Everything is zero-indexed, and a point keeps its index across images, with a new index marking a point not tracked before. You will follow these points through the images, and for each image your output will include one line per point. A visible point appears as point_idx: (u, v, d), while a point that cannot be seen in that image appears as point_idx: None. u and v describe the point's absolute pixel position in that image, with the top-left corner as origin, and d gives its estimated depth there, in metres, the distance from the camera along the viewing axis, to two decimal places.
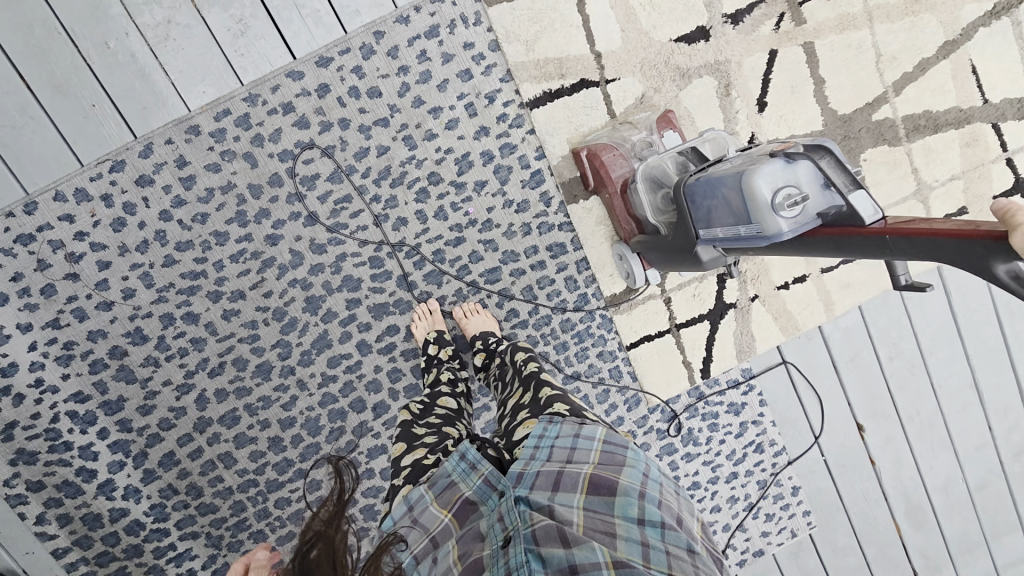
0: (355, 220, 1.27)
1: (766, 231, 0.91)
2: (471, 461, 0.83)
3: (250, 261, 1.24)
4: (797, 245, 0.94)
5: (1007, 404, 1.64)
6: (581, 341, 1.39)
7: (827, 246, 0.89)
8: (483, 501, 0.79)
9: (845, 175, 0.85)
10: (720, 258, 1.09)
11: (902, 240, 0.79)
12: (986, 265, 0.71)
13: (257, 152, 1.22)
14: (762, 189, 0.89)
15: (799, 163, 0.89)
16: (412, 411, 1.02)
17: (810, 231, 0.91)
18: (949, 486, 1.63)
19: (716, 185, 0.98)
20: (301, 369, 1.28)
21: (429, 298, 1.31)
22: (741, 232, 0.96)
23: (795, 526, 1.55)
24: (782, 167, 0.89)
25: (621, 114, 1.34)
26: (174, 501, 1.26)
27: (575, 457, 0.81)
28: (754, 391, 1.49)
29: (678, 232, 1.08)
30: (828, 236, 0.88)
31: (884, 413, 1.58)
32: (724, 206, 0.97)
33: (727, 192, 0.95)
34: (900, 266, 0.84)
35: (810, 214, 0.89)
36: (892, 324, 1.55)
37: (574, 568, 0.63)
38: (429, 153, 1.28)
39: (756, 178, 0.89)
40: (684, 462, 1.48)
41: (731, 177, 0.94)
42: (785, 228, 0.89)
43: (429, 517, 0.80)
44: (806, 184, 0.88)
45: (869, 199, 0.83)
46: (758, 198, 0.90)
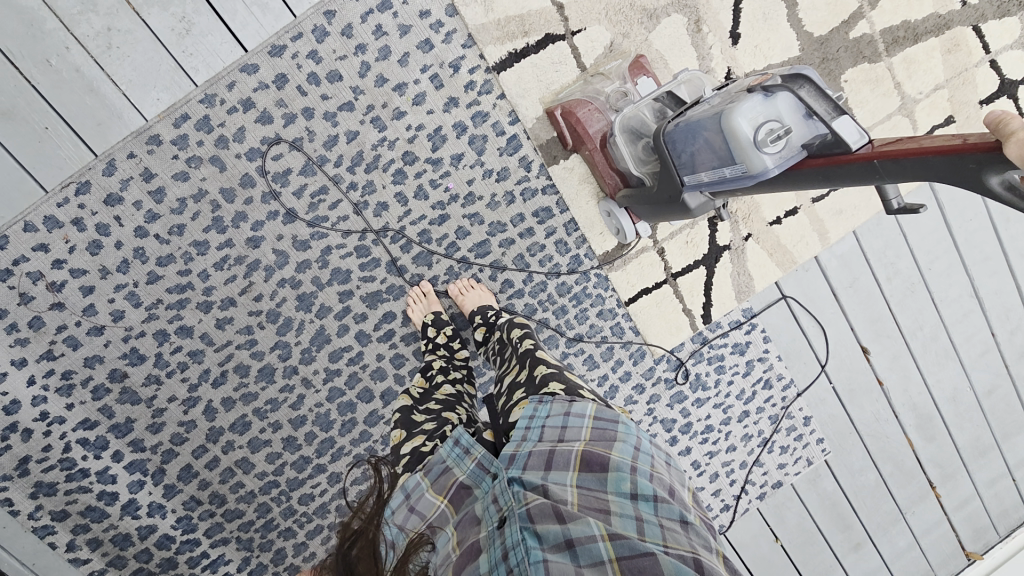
0: (334, 211, 1.24)
1: (751, 169, 0.88)
2: (464, 446, 0.84)
3: (235, 267, 1.22)
4: (782, 182, 0.92)
5: (1008, 308, 1.65)
6: (580, 303, 1.38)
7: (817, 178, 0.87)
8: (478, 484, 0.81)
9: (826, 102, 0.83)
10: (707, 202, 1.06)
11: (891, 163, 0.76)
12: (978, 178, 0.70)
13: (223, 155, 1.18)
14: (744, 127, 0.86)
15: (777, 94, 0.86)
16: (413, 396, 1.03)
17: (796, 164, 0.88)
18: (957, 396, 1.66)
19: (697, 129, 0.95)
20: (304, 368, 1.28)
21: (421, 281, 1.30)
22: (726, 173, 0.93)
23: (810, 454, 1.58)
24: (761, 101, 0.86)
25: (591, 66, 1.29)
26: (200, 512, 1.27)
27: (567, 435, 0.82)
28: (757, 330, 1.49)
29: (663, 181, 1.04)
30: (816, 168, 0.86)
31: (887, 332, 1.58)
32: (708, 151, 0.95)
33: (708, 135, 0.93)
34: (890, 190, 0.83)
35: (795, 146, 0.87)
36: (887, 244, 1.54)
37: (570, 542, 0.65)
38: (401, 132, 1.24)
39: (736, 116, 0.86)
40: (695, 408, 1.49)
41: (710, 118, 0.91)
42: (771, 164, 0.87)
43: (426, 505, 0.80)
44: (787, 115, 0.86)
45: (853, 125, 0.81)
46: (740, 137, 0.87)
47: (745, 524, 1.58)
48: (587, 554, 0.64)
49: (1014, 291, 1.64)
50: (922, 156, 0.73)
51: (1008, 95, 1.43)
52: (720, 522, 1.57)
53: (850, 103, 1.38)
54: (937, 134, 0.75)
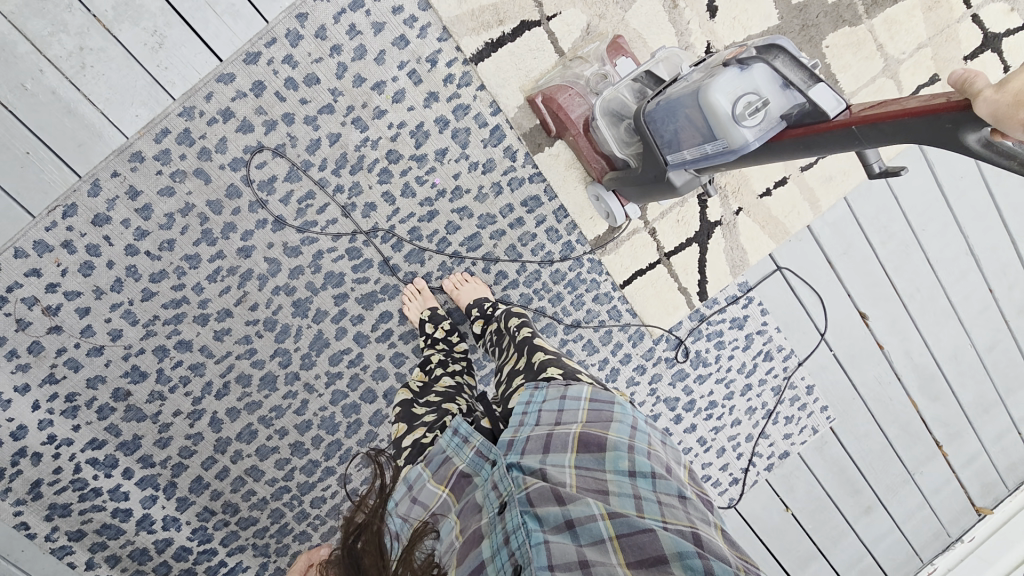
0: (323, 215, 1.24)
1: (732, 144, 0.88)
2: (463, 435, 0.84)
3: (229, 277, 1.22)
4: (764, 154, 0.91)
5: (1005, 263, 1.65)
6: (575, 289, 1.38)
7: (798, 149, 0.86)
8: (477, 472, 0.82)
9: (801, 71, 0.83)
10: (691, 178, 1.05)
11: (869, 129, 0.76)
12: (955, 138, 0.70)
13: (207, 167, 1.18)
14: (722, 102, 0.86)
15: (753, 67, 0.85)
16: (412, 390, 1.04)
17: (777, 136, 0.88)
18: (958, 353, 1.66)
19: (676, 107, 0.94)
20: (305, 373, 1.28)
21: (415, 278, 1.30)
22: (708, 150, 0.93)
23: (815, 422, 1.60)
24: (737, 75, 0.85)
25: (570, 50, 1.28)
26: (214, 522, 1.29)
27: (564, 418, 0.83)
28: (754, 303, 1.50)
29: (647, 162, 1.04)
30: (797, 138, 0.85)
31: (884, 296, 1.58)
32: (689, 129, 0.94)
33: (688, 112, 0.92)
34: (871, 153, 0.83)
35: (774, 117, 0.87)
36: (879, 207, 1.53)
37: (570, 523, 0.67)
38: (383, 131, 1.23)
39: (714, 92, 0.85)
40: (697, 385, 1.50)
41: (689, 96, 0.90)
42: (751, 138, 0.86)
43: (428, 495, 0.81)
44: (765, 87, 0.85)
45: (829, 94, 0.81)
46: (719, 113, 0.86)
47: (755, 496, 1.60)
48: (587, 534, 0.65)
49: (1009, 247, 1.64)
50: (900, 120, 0.73)
51: (992, 49, 1.42)
52: (730, 495, 1.58)
53: (833, 69, 1.37)
54: (913, 96, 0.75)
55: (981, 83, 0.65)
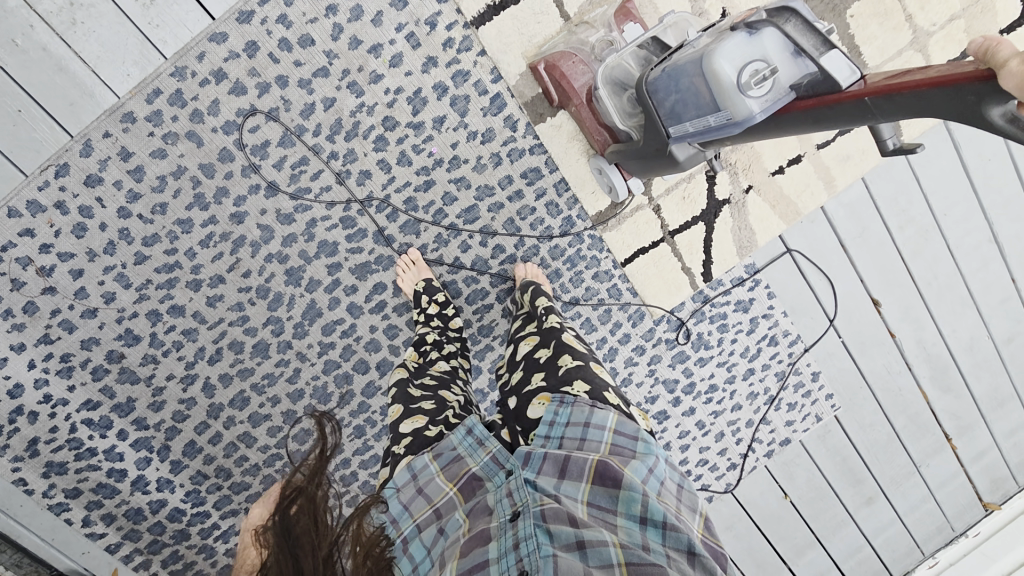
0: (317, 181, 1.21)
1: (736, 116, 0.83)
2: (477, 436, 0.85)
3: (221, 243, 1.21)
4: (772, 126, 0.86)
5: None
6: (574, 266, 1.35)
7: (806, 121, 0.81)
8: (490, 478, 0.81)
9: (813, 36, 0.77)
10: (695, 153, 1.00)
11: (883, 101, 0.70)
12: (977, 113, 0.64)
13: (199, 130, 1.16)
14: (726, 70, 0.81)
15: (763, 32, 0.79)
16: (409, 370, 1.03)
17: (783, 107, 0.83)
18: (974, 345, 1.60)
19: (679, 76, 0.89)
20: (298, 342, 1.28)
21: (410, 249, 1.27)
22: (711, 122, 0.88)
23: (819, 410, 1.56)
24: (745, 41, 0.80)
25: (576, 14, 1.22)
26: (207, 485, 1.31)
27: (586, 447, 0.80)
28: (761, 286, 1.45)
29: (648, 134, 0.99)
30: (805, 111, 0.80)
31: (899, 283, 1.52)
32: (691, 100, 0.89)
33: (692, 80, 0.87)
34: (885, 129, 0.76)
35: (783, 87, 0.81)
36: (899, 189, 1.46)
37: (581, 543, 0.65)
38: (379, 97, 1.20)
39: (718, 59, 0.81)
40: (698, 367, 1.47)
41: (692, 64, 0.85)
42: (756, 109, 0.81)
43: (435, 489, 0.80)
44: (774, 54, 0.80)
45: (842, 60, 0.75)
46: (723, 81, 0.81)
47: (753, 482, 1.57)
48: (597, 556, 0.64)
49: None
50: (917, 91, 0.68)
51: None
52: (727, 480, 1.55)
53: (857, 40, 1.29)
54: (933, 65, 0.69)
55: (1005, 54, 0.59)
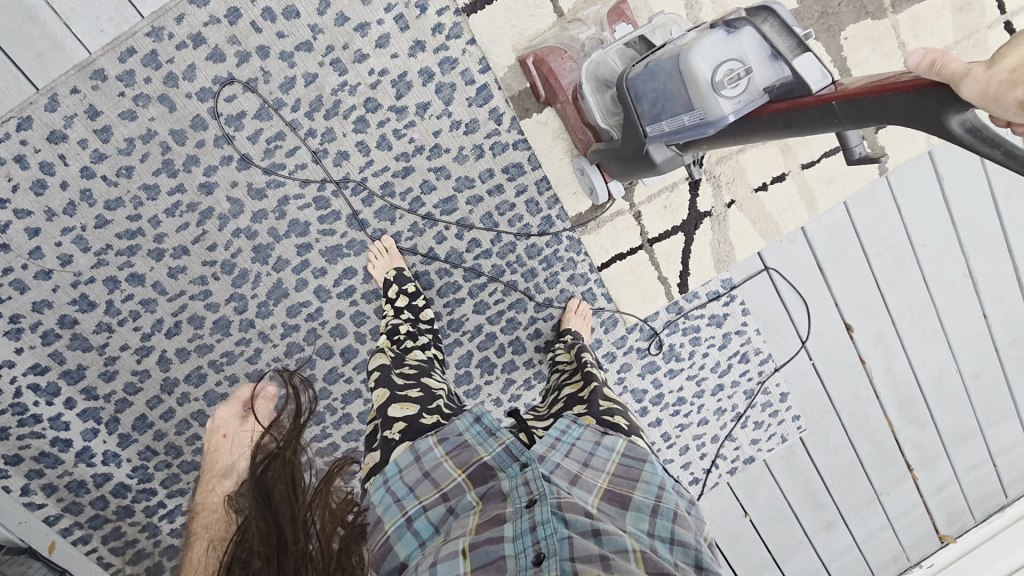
0: (292, 158, 1.18)
1: (709, 116, 0.81)
2: (486, 426, 0.80)
3: (188, 214, 1.17)
4: (745, 131, 0.85)
5: (1003, 290, 1.59)
6: (550, 266, 1.33)
7: (776, 126, 0.80)
8: (503, 469, 0.75)
9: (790, 38, 0.76)
10: (674, 156, 0.98)
11: (847, 106, 0.69)
12: (938, 121, 0.62)
13: (173, 94, 1.12)
14: (702, 68, 0.79)
15: (742, 31, 0.78)
16: (389, 356, 0.99)
17: (755, 110, 0.82)
18: (943, 378, 1.61)
19: (657, 72, 0.87)
20: (261, 322, 1.24)
21: (384, 236, 1.24)
22: (684, 121, 0.86)
23: (785, 431, 1.56)
24: (723, 38, 0.79)
25: (569, 11, 1.20)
26: (155, 462, 1.26)
27: (593, 463, 0.79)
28: (736, 301, 1.45)
29: (627, 134, 0.98)
30: (775, 114, 0.78)
31: (873, 310, 1.53)
32: (667, 98, 0.87)
33: (669, 78, 0.85)
34: (853, 136, 0.74)
35: (757, 89, 0.80)
36: (880, 216, 1.46)
37: (597, 531, 0.64)
38: (362, 77, 1.17)
39: (695, 56, 0.79)
40: (667, 379, 1.47)
41: (671, 61, 0.84)
42: (729, 111, 0.80)
43: (442, 475, 0.76)
44: (751, 55, 0.78)
45: (816, 65, 0.75)
46: (698, 79, 0.80)
47: (715, 498, 1.56)
48: (613, 543, 0.63)
49: (1009, 273, 1.58)
50: (880, 96, 0.66)
51: None
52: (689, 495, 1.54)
53: (849, 63, 1.29)
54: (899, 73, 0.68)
55: (958, 63, 0.58)
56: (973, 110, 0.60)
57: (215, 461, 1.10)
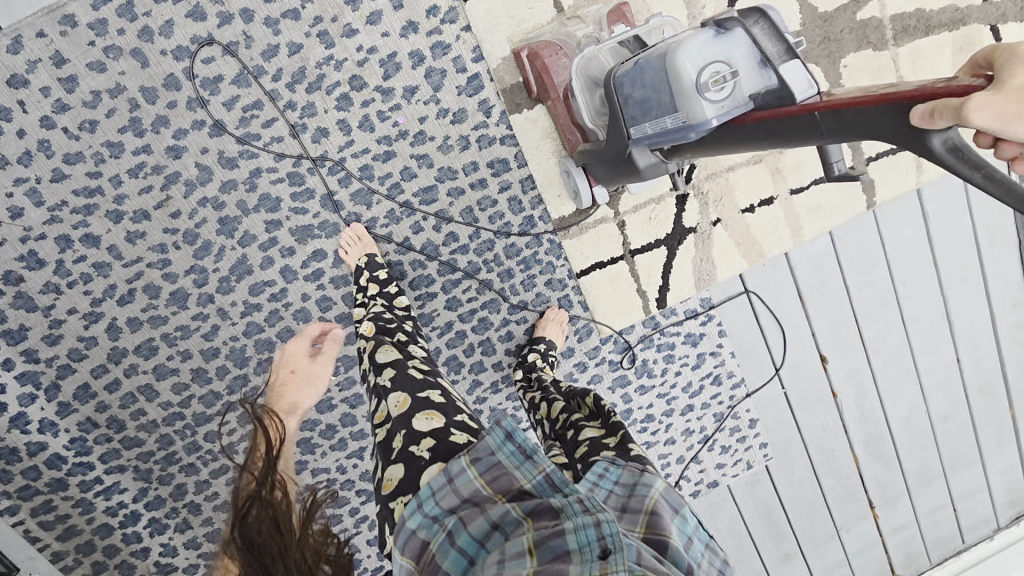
0: (268, 129, 1.13)
1: (692, 119, 0.79)
2: (521, 445, 0.66)
3: (152, 176, 1.11)
4: (726, 139, 0.82)
5: (978, 335, 1.58)
6: (528, 269, 1.29)
7: (759, 136, 0.77)
8: (550, 500, 0.63)
9: (780, 43, 0.73)
10: (657, 162, 0.96)
11: (831, 117, 0.68)
12: (920, 139, 0.61)
13: (147, 49, 1.07)
14: (688, 69, 0.77)
15: (730, 33, 0.76)
16: (401, 350, 0.92)
17: (739, 117, 0.79)
18: (911, 418, 1.60)
19: (644, 69, 0.85)
20: (221, 298, 1.19)
21: (357, 221, 1.20)
22: (668, 123, 0.84)
23: (751, 458, 1.54)
24: (711, 39, 0.76)
25: (569, 8, 1.17)
26: (95, 435, 1.20)
27: (630, 506, 0.65)
28: (713, 322, 1.42)
29: (610, 136, 0.95)
30: (758, 122, 0.76)
31: (849, 343, 1.52)
32: (652, 98, 0.85)
33: (654, 77, 0.83)
34: (834, 152, 0.76)
35: (742, 95, 0.77)
36: (864, 249, 1.44)
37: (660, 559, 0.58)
38: (350, 53, 1.13)
39: (681, 55, 0.77)
40: (638, 395, 1.44)
41: (657, 60, 0.81)
42: (711, 115, 0.78)
43: (484, 499, 0.65)
44: (739, 59, 0.76)
45: (802, 72, 0.71)
46: (682, 80, 0.78)
47: None
48: None
49: (985, 318, 1.57)
50: (863, 109, 0.65)
51: None
52: None
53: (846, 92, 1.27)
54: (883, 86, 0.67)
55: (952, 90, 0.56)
56: (956, 129, 0.59)
57: (279, 394, 1.12)
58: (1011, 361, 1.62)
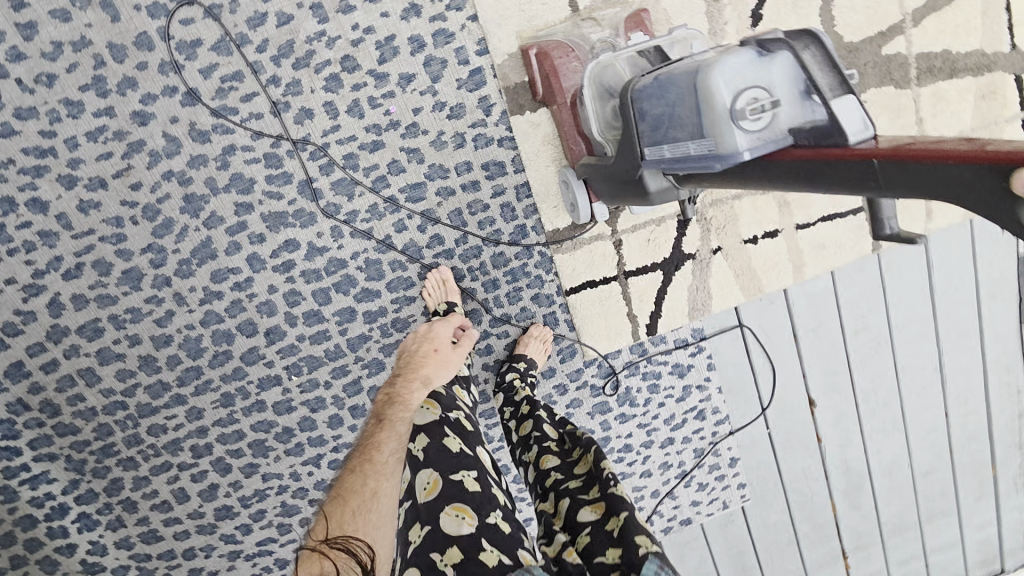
0: (247, 104, 1.04)
1: (720, 148, 0.71)
2: None
3: (113, 142, 1.01)
4: (761, 176, 0.74)
5: (968, 390, 1.54)
6: (515, 281, 1.21)
7: (793, 175, 0.70)
8: None
9: (832, 74, 0.65)
10: (667, 189, 0.88)
11: (893, 166, 0.59)
12: (1003, 205, 0.52)
13: (118, 2, 0.97)
14: (723, 91, 0.69)
15: (774, 56, 0.68)
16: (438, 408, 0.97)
17: (778, 152, 0.71)
18: (893, 469, 1.56)
19: (670, 85, 0.77)
20: (178, 282, 1.09)
21: (440, 264, 1.17)
22: (691, 149, 0.76)
23: (727, 497, 1.47)
24: (754, 61, 0.68)
25: (586, 8, 1.09)
26: (26, 419, 1.11)
27: None
28: (703, 354, 1.35)
29: (622, 153, 0.88)
30: (796, 159, 0.68)
31: (839, 388, 1.46)
32: (673, 118, 0.77)
33: (682, 95, 0.75)
34: (886, 208, 0.64)
35: (781, 128, 0.70)
36: (865, 293, 1.39)
37: None
38: (344, 31, 1.04)
39: (717, 74, 0.69)
40: (617, 423, 1.37)
41: (686, 76, 0.74)
42: (744, 146, 0.69)
43: None
44: (780, 87, 0.69)
45: (856, 111, 0.64)
46: (716, 103, 0.69)
47: None
48: None
49: (976, 373, 1.53)
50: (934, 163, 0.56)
51: None
52: None
53: None
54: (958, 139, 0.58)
55: None
56: None
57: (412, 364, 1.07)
58: (997, 419, 1.58)
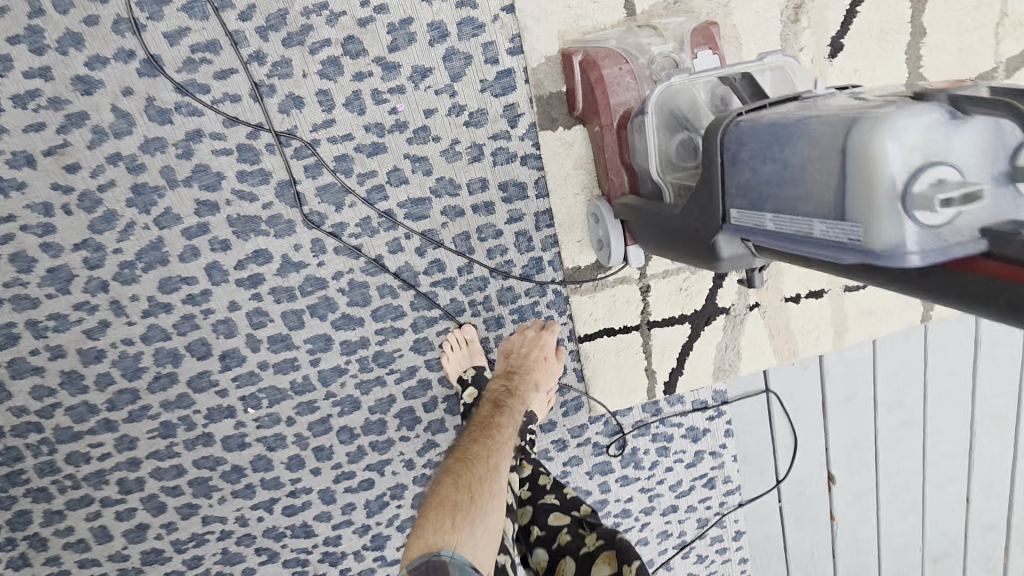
0: (221, 82, 0.85)
1: (872, 243, 0.49)
2: None
3: (49, 111, 0.83)
4: (931, 285, 0.52)
5: (995, 477, 1.41)
6: (522, 321, 1.04)
7: (992, 302, 0.48)
8: None
9: None
10: (746, 257, 0.67)
11: None
12: None
13: None
14: (896, 163, 0.46)
15: (970, 123, 0.47)
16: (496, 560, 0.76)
17: (968, 261, 0.49)
18: (905, 553, 1.42)
19: (793, 135, 0.56)
20: (117, 288, 0.90)
21: (466, 322, 1.02)
22: (817, 230, 0.54)
23: (727, 572, 1.33)
24: (942, 123, 0.46)
25: (643, 14, 0.92)
26: None
27: None
28: (722, 418, 1.20)
29: (694, 202, 0.68)
30: (994, 277, 0.47)
31: (862, 464, 1.32)
32: (788, 176, 0.57)
33: (817, 153, 0.53)
34: None
35: (966, 227, 0.48)
36: (903, 365, 1.25)
37: None
38: (350, 6, 0.86)
39: (890, 136, 0.46)
40: (617, 485, 1.21)
41: (826, 126, 0.53)
42: (914, 245, 0.47)
43: None
44: (973, 167, 0.47)
45: None
46: (881, 179, 0.47)
47: None
48: None
49: (1006, 461, 1.40)
50: None
51: None
52: None
53: None
54: None
55: None
56: None
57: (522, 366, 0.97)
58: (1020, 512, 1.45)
